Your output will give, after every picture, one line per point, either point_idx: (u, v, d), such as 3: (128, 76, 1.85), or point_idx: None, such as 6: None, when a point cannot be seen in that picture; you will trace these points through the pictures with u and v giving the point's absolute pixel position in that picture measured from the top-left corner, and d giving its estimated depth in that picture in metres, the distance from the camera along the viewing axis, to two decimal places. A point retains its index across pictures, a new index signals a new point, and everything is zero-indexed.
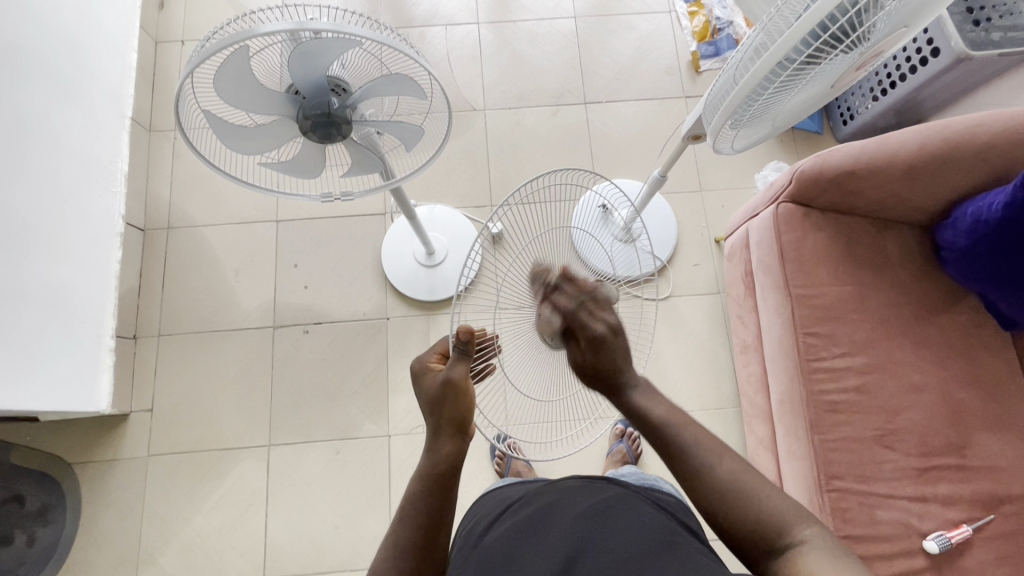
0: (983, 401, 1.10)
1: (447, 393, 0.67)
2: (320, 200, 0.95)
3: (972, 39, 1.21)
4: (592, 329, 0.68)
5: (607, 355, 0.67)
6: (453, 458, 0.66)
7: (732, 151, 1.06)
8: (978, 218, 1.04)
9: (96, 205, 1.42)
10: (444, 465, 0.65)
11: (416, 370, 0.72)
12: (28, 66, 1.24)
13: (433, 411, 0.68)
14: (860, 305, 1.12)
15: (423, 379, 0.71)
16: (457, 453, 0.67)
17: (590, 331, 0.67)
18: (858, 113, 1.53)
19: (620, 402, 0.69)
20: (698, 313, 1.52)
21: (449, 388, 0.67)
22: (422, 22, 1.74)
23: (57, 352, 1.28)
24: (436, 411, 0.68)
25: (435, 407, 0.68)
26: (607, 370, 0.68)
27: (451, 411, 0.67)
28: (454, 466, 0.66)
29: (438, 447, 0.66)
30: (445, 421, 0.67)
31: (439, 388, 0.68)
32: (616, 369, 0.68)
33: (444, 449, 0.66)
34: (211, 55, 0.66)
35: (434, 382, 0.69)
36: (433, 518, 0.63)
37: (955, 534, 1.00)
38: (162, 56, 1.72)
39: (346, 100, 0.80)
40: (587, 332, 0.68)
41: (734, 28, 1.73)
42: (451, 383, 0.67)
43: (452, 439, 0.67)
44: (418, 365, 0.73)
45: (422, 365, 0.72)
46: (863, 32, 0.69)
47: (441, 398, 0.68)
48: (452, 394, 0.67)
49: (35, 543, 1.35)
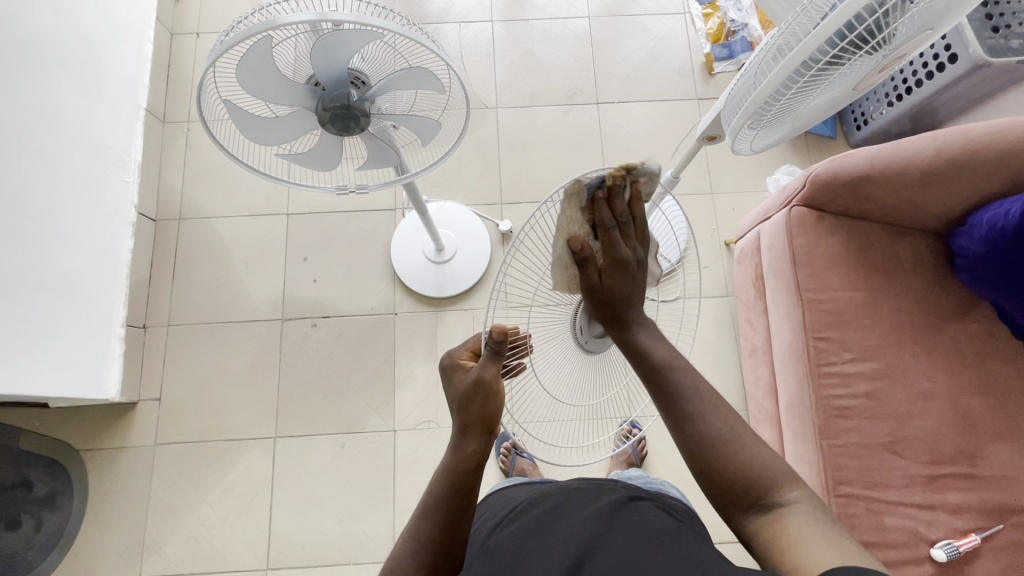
0: (995, 410, 1.09)
1: (477, 392, 0.67)
2: (335, 193, 0.94)
3: (991, 45, 1.20)
4: (619, 250, 0.68)
5: (620, 282, 0.68)
6: (479, 457, 0.66)
7: (747, 152, 1.05)
8: (994, 226, 1.03)
9: (110, 194, 1.43)
10: (469, 463, 0.66)
11: (446, 366, 0.73)
12: (42, 53, 1.24)
13: (462, 408, 0.68)
14: (872, 310, 1.11)
15: (453, 378, 0.71)
16: (481, 455, 0.66)
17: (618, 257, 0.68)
18: (872, 119, 1.53)
19: (625, 338, 0.69)
20: (708, 316, 1.52)
21: (479, 388, 0.67)
22: (436, 19, 1.74)
23: (67, 339, 1.28)
24: (464, 409, 0.68)
25: (464, 405, 0.68)
26: (618, 303, 0.68)
27: (480, 411, 0.67)
28: (479, 466, 0.66)
29: (465, 446, 0.66)
30: (475, 420, 0.67)
31: (469, 386, 0.68)
32: (628, 299, 0.69)
33: (470, 448, 0.66)
34: (234, 46, 0.66)
35: (464, 380, 0.69)
36: (445, 509, 0.64)
37: (963, 543, 1.00)
38: (177, 48, 1.73)
39: (365, 93, 0.80)
40: (614, 257, 0.68)
41: (749, 31, 1.72)
42: (483, 382, 0.67)
43: (478, 439, 0.67)
44: (447, 361, 0.73)
45: (453, 361, 0.73)
46: (888, 34, 0.69)
47: (472, 395, 0.67)
48: (484, 394, 0.67)
49: (42, 528, 1.36)
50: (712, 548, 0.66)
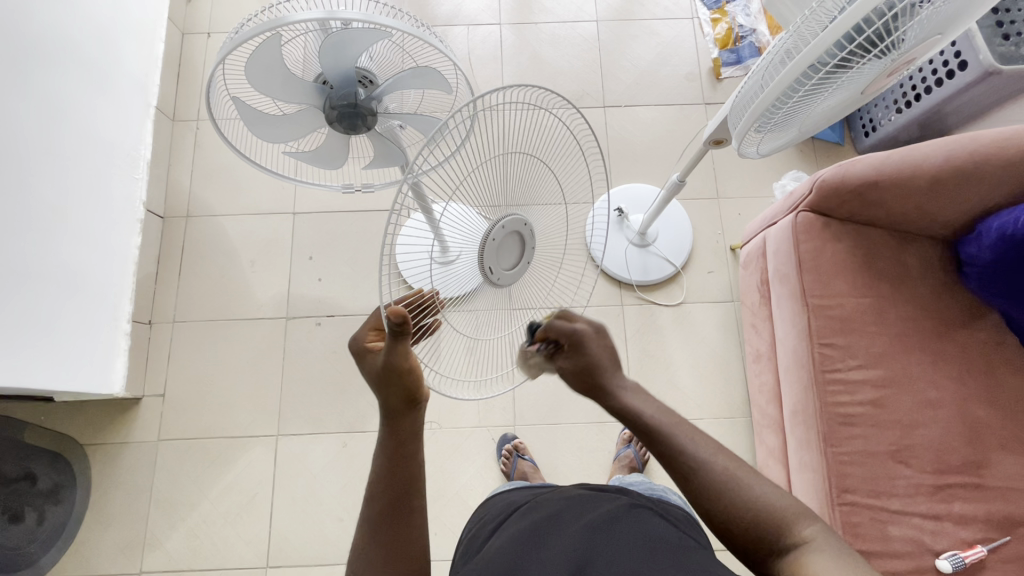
0: (1002, 421, 1.08)
1: (390, 374, 0.66)
2: (341, 192, 0.94)
3: (1001, 52, 1.21)
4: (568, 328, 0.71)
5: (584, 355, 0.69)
6: (411, 428, 0.69)
7: (754, 155, 1.05)
8: (1003, 233, 1.02)
9: (119, 190, 1.45)
10: (407, 439, 0.68)
11: (356, 350, 0.73)
12: (60, 52, 1.28)
13: (381, 390, 0.68)
14: (878, 318, 1.10)
15: (364, 358, 0.71)
16: (414, 425, 0.69)
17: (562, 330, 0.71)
18: (880, 125, 1.52)
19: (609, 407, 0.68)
20: (712, 321, 1.51)
21: (392, 369, 0.66)
22: (445, 21, 1.75)
23: (73, 333, 1.29)
24: (384, 389, 0.68)
25: (382, 385, 0.68)
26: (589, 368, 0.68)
27: (399, 390, 0.67)
28: (414, 434, 0.69)
29: (399, 425, 0.68)
30: (396, 398, 0.67)
31: (379, 369, 0.68)
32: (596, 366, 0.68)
33: (405, 424, 0.68)
34: (243, 42, 0.66)
35: (375, 366, 0.69)
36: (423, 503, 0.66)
37: (970, 554, 0.98)
38: (188, 47, 1.75)
39: (372, 92, 0.81)
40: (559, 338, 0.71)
41: (757, 36, 1.72)
42: (391, 366, 0.66)
43: (408, 415, 0.68)
44: (356, 345, 0.73)
45: (361, 346, 0.72)
46: (896, 37, 0.68)
47: (387, 376, 0.67)
48: (397, 374, 0.66)
49: (44, 522, 1.36)
50: (712, 555, 0.65)
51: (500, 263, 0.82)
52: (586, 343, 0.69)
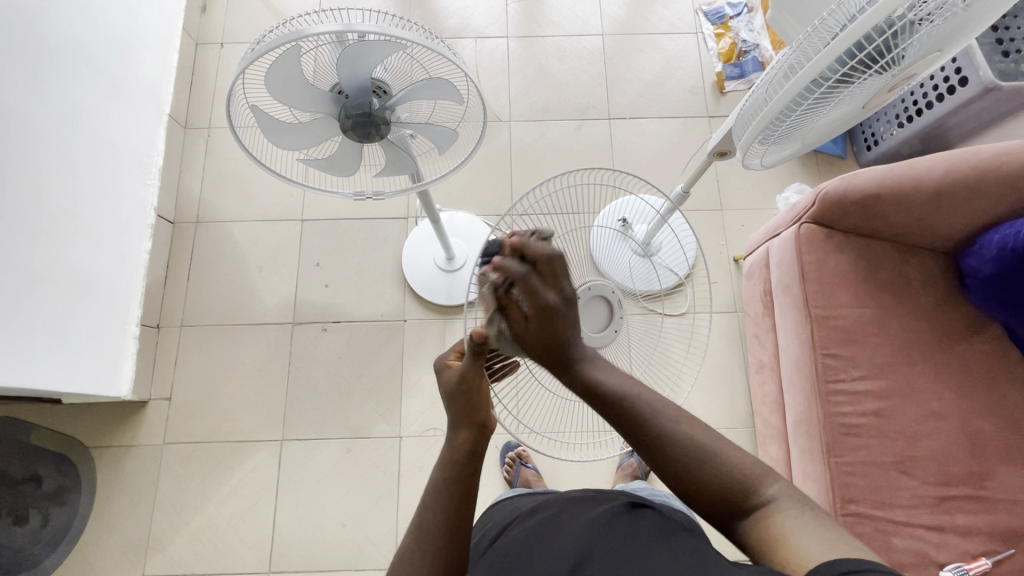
0: (1006, 433, 1.08)
1: (463, 391, 0.70)
2: (352, 199, 0.96)
3: (1001, 69, 1.23)
4: (545, 297, 0.65)
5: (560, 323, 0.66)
6: (470, 447, 0.68)
7: (758, 167, 1.06)
8: (1005, 246, 1.04)
9: (131, 195, 1.48)
10: (460, 454, 0.68)
11: (436, 367, 0.74)
12: (79, 60, 1.31)
13: (451, 405, 0.71)
14: (881, 328, 1.11)
15: (442, 374, 0.73)
16: (475, 445, 0.69)
17: (542, 300, 0.64)
18: (882, 139, 1.54)
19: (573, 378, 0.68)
20: (716, 331, 1.52)
21: (463, 385, 0.70)
22: (453, 34, 1.78)
23: (84, 335, 1.31)
24: (454, 404, 0.70)
25: (453, 401, 0.71)
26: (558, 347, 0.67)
27: (467, 406, 0.70)
28: (471, 455, 0.68)
29: (456, 437, 0.69)
30: (465, 414, 0.69)
31: (456, 384, 0.70)
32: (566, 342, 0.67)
33: (460, 438, 0.69)
34: (263, 53, 0.69)
35: (451, 380, 0.71)
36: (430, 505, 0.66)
37: (974, 566, 0.98)
38: (201, 57, 1.79)
39: (386, 102, 0.83)
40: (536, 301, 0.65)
41: (760, 51, 1.75)
42: (464, 381, 0.70)
43: (468, 430, 0.69)
44: (437, 362, 0.75)
45: (441, 363, 0.74)
46: (897, 53, 0.70)
47: (457, 393, 0.70)
48: (469, 391, 0.70)
49: (48, 523, 1.37)
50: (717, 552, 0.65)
51: (587, 325, 0.98)
52: (560, 315, 0.66)
